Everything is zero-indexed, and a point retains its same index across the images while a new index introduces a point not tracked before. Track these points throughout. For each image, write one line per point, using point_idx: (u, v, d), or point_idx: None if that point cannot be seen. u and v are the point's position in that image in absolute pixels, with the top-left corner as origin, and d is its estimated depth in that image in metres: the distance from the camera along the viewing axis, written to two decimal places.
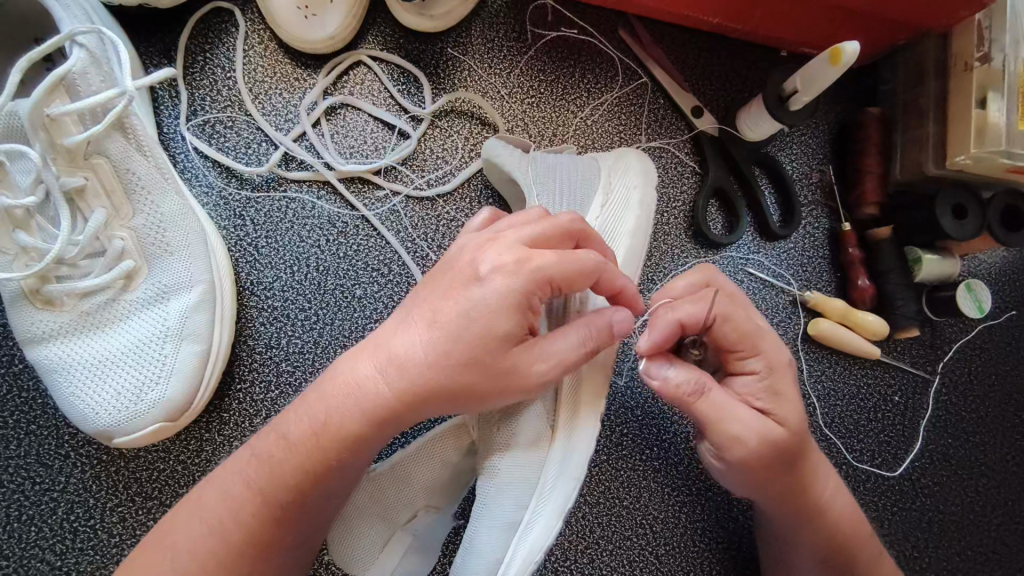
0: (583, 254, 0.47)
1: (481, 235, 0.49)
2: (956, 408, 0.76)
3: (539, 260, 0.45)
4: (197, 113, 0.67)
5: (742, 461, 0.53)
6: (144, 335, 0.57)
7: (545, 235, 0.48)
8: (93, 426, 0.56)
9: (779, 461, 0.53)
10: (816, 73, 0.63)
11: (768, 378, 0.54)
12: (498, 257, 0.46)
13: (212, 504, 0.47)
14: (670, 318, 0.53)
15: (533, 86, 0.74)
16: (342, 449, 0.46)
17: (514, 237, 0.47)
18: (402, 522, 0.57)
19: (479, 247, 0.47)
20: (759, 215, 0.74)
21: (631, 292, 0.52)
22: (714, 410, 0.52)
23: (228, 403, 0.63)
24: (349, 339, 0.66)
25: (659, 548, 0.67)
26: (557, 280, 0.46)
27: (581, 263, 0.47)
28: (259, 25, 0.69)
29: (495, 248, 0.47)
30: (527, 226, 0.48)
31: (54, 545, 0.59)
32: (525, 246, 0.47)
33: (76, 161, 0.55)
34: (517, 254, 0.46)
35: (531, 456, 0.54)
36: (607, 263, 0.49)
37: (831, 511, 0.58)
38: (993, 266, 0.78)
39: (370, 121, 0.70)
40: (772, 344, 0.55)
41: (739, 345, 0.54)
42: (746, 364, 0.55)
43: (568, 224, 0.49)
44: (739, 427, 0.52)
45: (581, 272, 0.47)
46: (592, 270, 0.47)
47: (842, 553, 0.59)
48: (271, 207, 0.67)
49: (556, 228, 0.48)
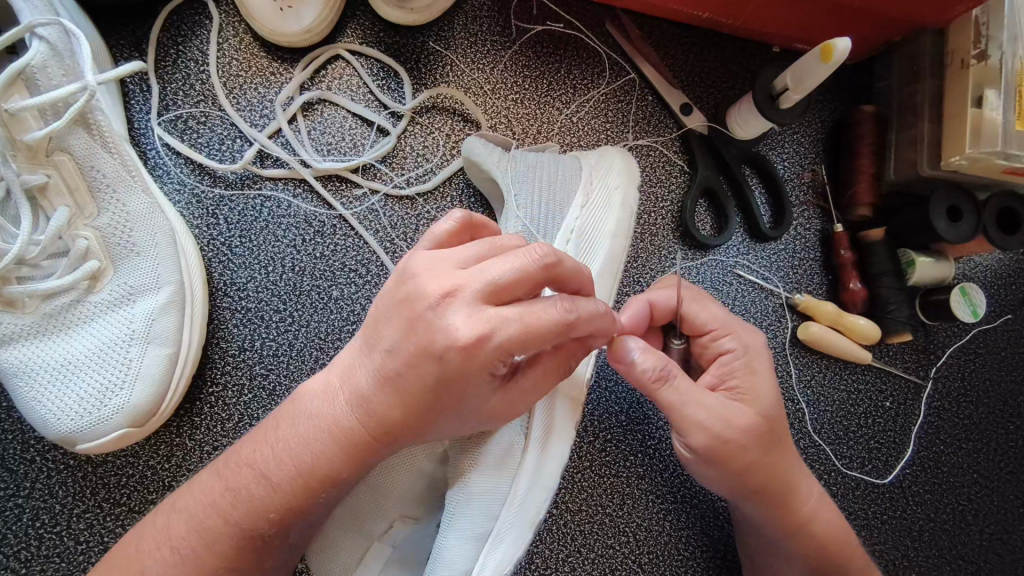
0: (546, 306, 0.41)
1: (442, 277, 0.42)
2: (948, 414, 0.74)
3: (498, 334, 0.40)
4: (169, 108, 0.65)
5: (729, 457, 0.51)
6: (110, 338, 0.56)
7: (507, 287, 0.41)
8: (57, 432, 0.54)
9: (765, 454, 0.52)
10: (807, 70, 0.61)
11: (744, 356, 0.54)
12: (457, 325, 0.41)
13: (182, 531, 0.46)
14: (642, 298, 0.56)
15: (518, 82, 0.72)
16: (314, 479, 0.45)
17: (472, 298, 0.41)
18: (378, 534, 0.54)
19: (435, 306, 0.41)
20: (749, 215, 0.72)
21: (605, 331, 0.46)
22: (679, 396, 0.50)
23: (200, 407, 0.61)
24: (325, 342, 0.64)
25: (642, 557, 0.66)
26: (517, 350, 0.41)
27: (544, 329, 0.41)
28: (234, 17, 0.67)
29: (454, 313, 0.41)
30: (490, 274, 0.41)
31: (19, 552, 0.57)
32: (486, 306, 0.41)
33: (38, 157, 0.54)
34: (475, 328, 0.40)
35: (503, 466, 0.53)
36: (578, 312, 0.42)
37: (816, 515, 0.56)
38: (989, 269, 0.76)
39: (348, 117, 0.68)
40: (745, 327, 0.56)
41: (711, 327, 0.56)
42: (721, 345, 0.55)
43: (534, 273, 0.41)
44: (699, 419, 0.50)
45: (546, 335, 0.41)
46: (557, 332, 0.41)
47: (828, 558, 0.57)
48: (246, 205, 0.65)
49: (520, 282, 0.41)
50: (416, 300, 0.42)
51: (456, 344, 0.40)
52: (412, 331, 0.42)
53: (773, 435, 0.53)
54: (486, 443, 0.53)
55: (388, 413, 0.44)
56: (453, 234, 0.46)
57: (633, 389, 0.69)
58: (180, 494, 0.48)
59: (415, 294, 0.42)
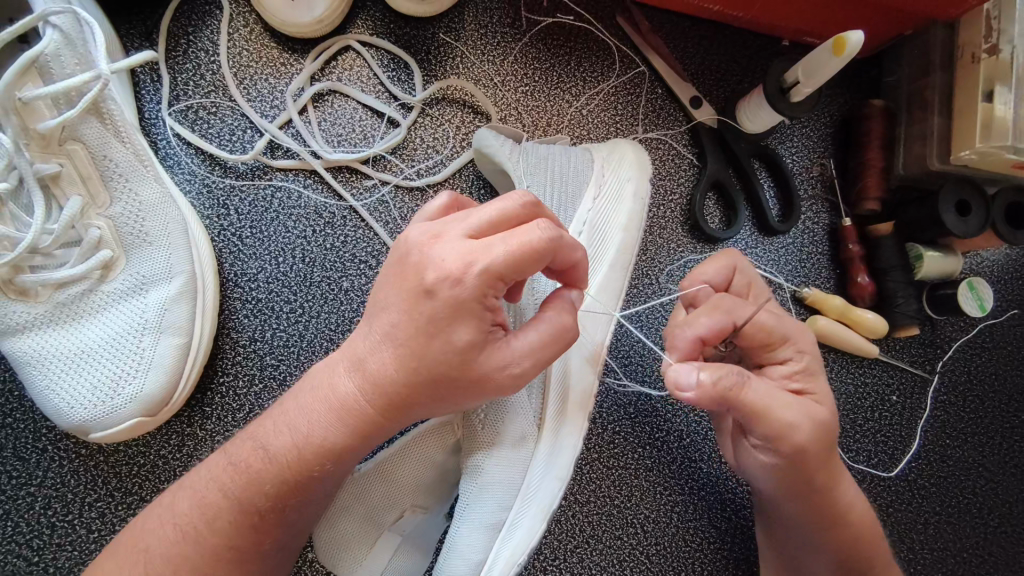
0: (530, 227, 0.41)
1: (425, 225, 0.43)
2: (954, 408, 0.74)
3: (485, 258, 0.40)
4: (180, 98, 0.65)
5: (801, 450, 0.50)
6: (122, 327, 0.56)
7: (494, 221, 0.42)
8: (69, 421, 0.54)
9: (824, 449, 0.51)
10: (818, 63, 0.61)
11: (803, 362, 0.53)
12: (444, 257, 0.41)
13: (186, 509, 0.46)
14: (689, 334, 0.52)
15: (528, 75, 0.72)
16: (325, 464, 0.45)
17: (457, 232, 0.41)
18: (389, 524, 0.55)
19: (422, 245, 0.42)
20: (758, 209, 0.72)
21: (583, 271, 0.47)
22: (763, 399, 0.48)
23: (211, 397, 0.61)
24: (335, 333, 0.64)
25: (649, 548, 0.66)
26: (506, 273, 0.40)
27: (532, 247, 0.40)
28: (244, 7, 0.67)
29: (440, 247, 0.41)
30: (471, 214, 0.42)
31: (31, 540, 0.57)
32: (470, 238, 0.41)
33: (51, 146, 0.54)
34: (461, 253, 0.40)
35: (516, 461, 0.53)
36: (565, 235, 0.42)
37: (851, 506, 0.55)
38: (995, 264, 0.77)
39: (358, 108, 0.68)
40: (799, 330, 0.54)
41: (767, 341, 0.53)
42: (777, 354, 0.54)
43: (521, 206, 0.43)
44: (791, 415, 0.49)
45: (535, 252, 0.40)
46: (546, 250, 0.41)
47: (861, 554, 0.56)
48: (256, 196, 0.65)
49: (504, 213, 0.42)
50: (405, 252, 0.43)
51: (443, 275, 0.40)
52: (416, 314, 0.42)
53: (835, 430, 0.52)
54: (498, 433, 0.53)
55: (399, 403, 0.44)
56: (444, 212, 0.46)
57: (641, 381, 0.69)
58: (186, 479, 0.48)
59: (404, 249, 0.43)
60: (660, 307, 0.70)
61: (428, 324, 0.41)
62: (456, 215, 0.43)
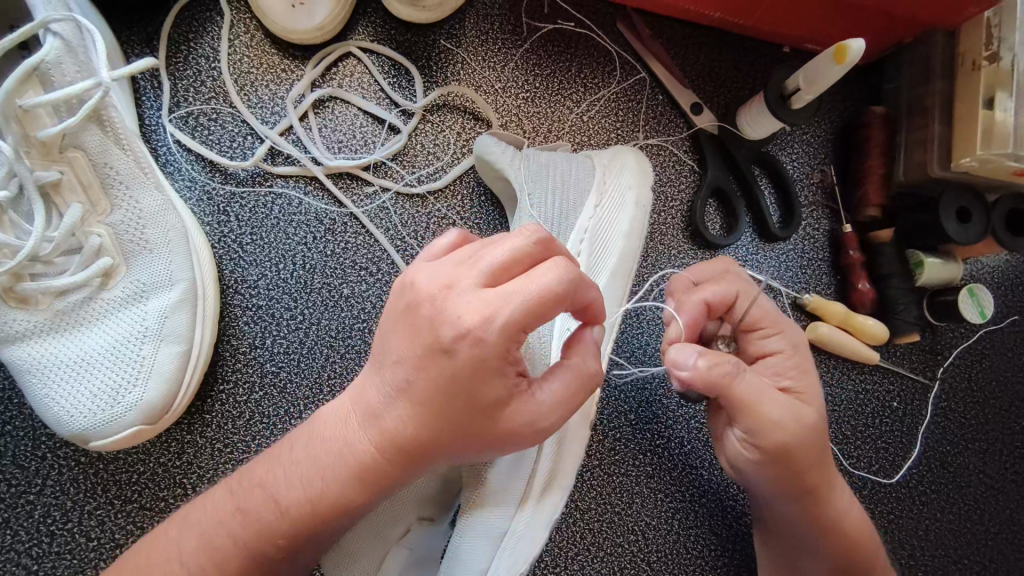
0: (544, 271, 0.40)
1: (436, 275, 0.41)
2: (955, 414, 0.74)
3: (506, 309, 0.39)
4: (180, 104, 0.65)
5: (783, 452, 0.49)
6: (122, 335, 0.56)
7: (507, 265, 0.41)
8: (69, 430, 0.54)
9: (810, 452, 0.50)
10: (819, 70, 0.61)
11: (793, 357, 0.53)
12: (462, 314, 0.40)
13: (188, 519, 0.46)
14: (696, 298, 0.54)
15: (529, 81, 0.72)
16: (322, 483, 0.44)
17: (470, 282, 0.40)
18: (395, 538, 0.54)
19: (435, 298, 0.41)
20: (759, 215, 0.72)
21: (600, 306, 0.47)
22: (754, 393, 0.48)
23: (211, 404, 0.61)
24: (336, 340, 0.64)
25: (650, 555, 0.66)
26: (529, 322, 0.39)
27: (553, 292, 0.39)
28: (245, 14, 0.67)
29: (457, 300, 0.40)
30: (480, 259, 0.41)
31: (30, 549, 0.57)
32: (484, 287, 0.40)
33: (51, 154, 0.53)
34: (480, 307, 0.39)
35: (517, 471, 0.53)
36: (581, 274, 0.42)
37: (849, 516, 0.55)
38: (995, 270, 0.77)
39: (359, 114, 0.68)
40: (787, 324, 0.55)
41: (761, 324, 0.55)
42: (767, 345, 0.54)
43: (532, 245, 0.41)
44: (777, 411, 0.49)
45: (554, 296, 0.39)
46: (564, 293, 0.40)
47: (855, 559, 0.56)
48: (257, 202, 0.65)
49: (517, 254, 0.41)
50: (418, 303, 0.41)
51: (463, 332, 0.39)
52: (419, 324, 0.41)
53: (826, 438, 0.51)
54: None
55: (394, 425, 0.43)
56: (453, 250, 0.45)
57: (641, 388, 0.69)
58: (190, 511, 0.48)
59: (415, 298, 0.41)
60: (661, 315, 0.70)
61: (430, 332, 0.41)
62: (465, 260, 0.42)
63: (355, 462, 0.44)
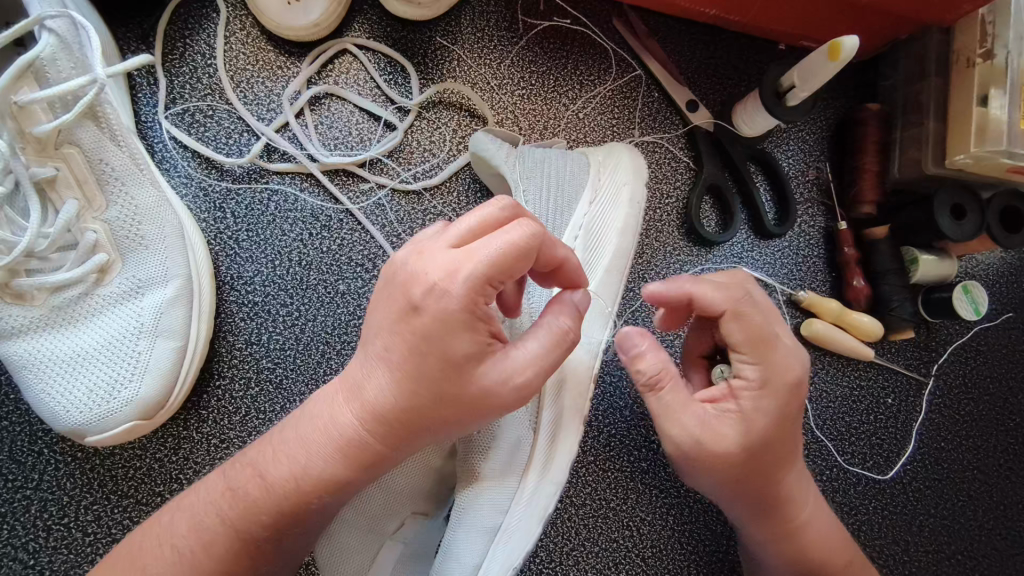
0: (510, 227, 0.41)
1: (409, 243, 0.43)
2: (949, 411, 0.75)
3: (470, 265, 0.40)
4: (176, 101, 0.65)
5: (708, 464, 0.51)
6: (118, 331, 0.56)
7: (475, 229, 0.42)
8: (65, 425, 0.54)
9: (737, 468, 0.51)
10: (813, 67, 0.61)
11: (754, 387, 0.50)
12: (431, 272, 0.41)
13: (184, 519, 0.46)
14: (685, 287, 0.52)
15: (525, 78, 0.72)
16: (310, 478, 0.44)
17: (438, 244, 0.42)
18: (391, 531, 0.55)
19: (407, 262, 0.42)
20: (754, 211, 0.72)
21: (573, 267, 0.48)
22: (664, 409, 0.50)
23: (207, 400, 0.61)
24: (331, 336, 0.64)
25: (645, 550, 0.66)
26: (494, 276, 0.40)
27: (517, 247, 0.40)
28: (241, 11, 0.67)
29: (426, 260, 0.41)
30: (451, 226, 0.43)
31: (27, 543, 0.57)
32: (452, 248, 0.42)
33: (46, 150, 0.54)
34: (446, 264, 0.41)
35: (512, 464, 0.54)
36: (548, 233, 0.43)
37: (804, 517, 0.56)
38: (990, 267, 0.77)
39: (355, 111, 0.68)
40: (772, 357, 0.50)
41: (743, 348, 0.50)
42: (740, 367, 0.51)
43: (499, 210, 0.43)
44: (681, 431, 0.50)
45: (518, 250, 0.40)
46: (529, 249, 0.41)
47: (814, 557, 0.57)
48: (253, 199, 0.65)
49: (485, 220, 0.42)
50: (392, 270, 0.43)
51: (431, 289, 0.41)
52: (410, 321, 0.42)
53: (762, 459, 0.51)
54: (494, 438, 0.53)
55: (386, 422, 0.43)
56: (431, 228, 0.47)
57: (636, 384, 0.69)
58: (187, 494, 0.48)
59: (392, 270, 0.43)
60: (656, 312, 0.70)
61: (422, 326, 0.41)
62: (437, 230, 0.44)
63: (349, 457, 0.44)
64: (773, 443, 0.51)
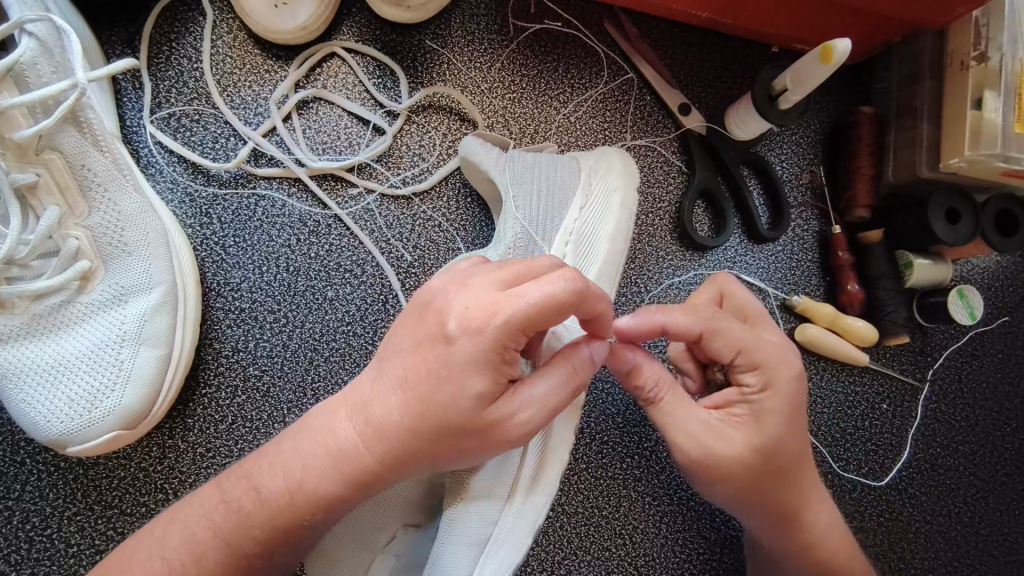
0: (555, 276, 0.42)
1: (454, 274, 0.45)
2: (945, 416, 0.74)
3: (509, 307, 0.40)
4: (162, 105, 0.64)
5: (720, 472, 0.51)
6: (99, 340, 0.55)
7: (520, 272, 0.44)
8: (46, 435, 0.53)
9: (756, 474, 0.51)
10: (806, 70, 0.60)
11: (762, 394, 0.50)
12: (467, 306, 0.42)
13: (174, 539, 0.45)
14: (658, 318, 0.51)
15: (514, 81, 0.71)
16: (292, 490, 0.43)
17: (484, 282, 0.43)
18: (381, 545, 0.54)
19: (446, 292, 0.43)
20: (747, 215, 0.71)
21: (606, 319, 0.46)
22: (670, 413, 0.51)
23: (192, 408, 0.60)
24: (319, 344, 0.63)
25: (637, 559, 0.65)
26: (527, 323, 0.40)
27: (558, 298, 0.40)
28: (228, 14, 0.66)
29: (463, 294, 0.42)
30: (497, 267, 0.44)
31: (8, 555, 0.57)
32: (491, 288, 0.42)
33: (27, 155, 0.53)
34: (485, 303, 0.41)
35: (501, 473, 0.53)
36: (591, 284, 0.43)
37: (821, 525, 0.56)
38: (985, 271, 0.77)
39: (344, 115, 0.68)
40: (779, 358, 0.50)
41: (738, 360, 0.51)
42: (742, 377, 0.51)
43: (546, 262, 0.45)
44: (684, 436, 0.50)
45: (560, 301, 0.40)
46: (570, 302, 0.41)
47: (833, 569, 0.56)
48: (239, 205, 0.65)
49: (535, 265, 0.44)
50: (426, 295, 0.44)
51: (463, 320, 0.41)
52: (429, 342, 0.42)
53: (779, 464, 0.51)
54: None
55: (372, 433, 0.43)
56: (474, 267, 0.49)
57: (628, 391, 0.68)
58: (178, 506, 0.47)
59: (428, 297, 0.44)
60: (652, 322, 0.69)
61: (438, 344, 0.42)
62: (483, 268, 0.45)
63: (334, 469, 0.43)
64: (789, 448, 0.51)
